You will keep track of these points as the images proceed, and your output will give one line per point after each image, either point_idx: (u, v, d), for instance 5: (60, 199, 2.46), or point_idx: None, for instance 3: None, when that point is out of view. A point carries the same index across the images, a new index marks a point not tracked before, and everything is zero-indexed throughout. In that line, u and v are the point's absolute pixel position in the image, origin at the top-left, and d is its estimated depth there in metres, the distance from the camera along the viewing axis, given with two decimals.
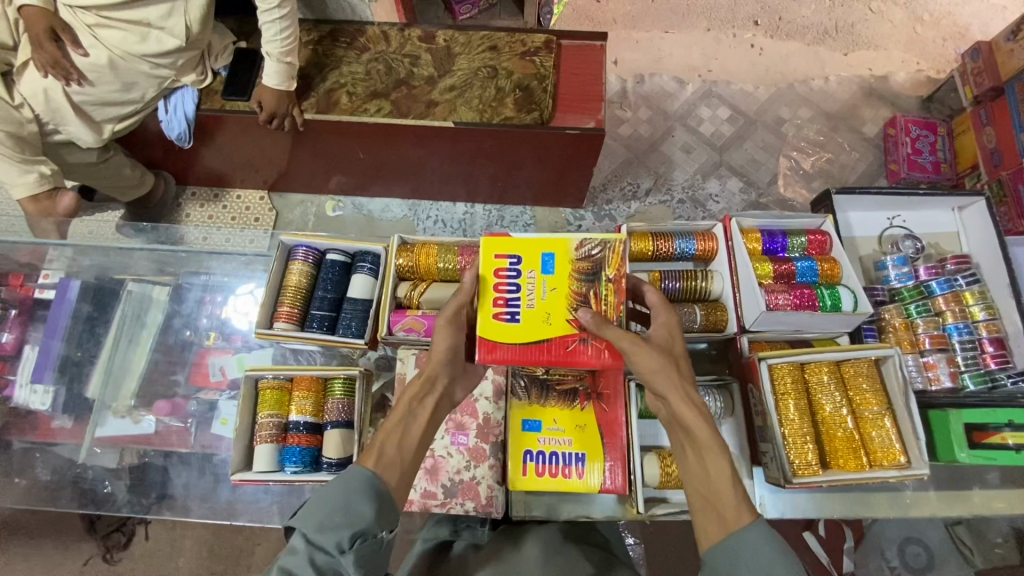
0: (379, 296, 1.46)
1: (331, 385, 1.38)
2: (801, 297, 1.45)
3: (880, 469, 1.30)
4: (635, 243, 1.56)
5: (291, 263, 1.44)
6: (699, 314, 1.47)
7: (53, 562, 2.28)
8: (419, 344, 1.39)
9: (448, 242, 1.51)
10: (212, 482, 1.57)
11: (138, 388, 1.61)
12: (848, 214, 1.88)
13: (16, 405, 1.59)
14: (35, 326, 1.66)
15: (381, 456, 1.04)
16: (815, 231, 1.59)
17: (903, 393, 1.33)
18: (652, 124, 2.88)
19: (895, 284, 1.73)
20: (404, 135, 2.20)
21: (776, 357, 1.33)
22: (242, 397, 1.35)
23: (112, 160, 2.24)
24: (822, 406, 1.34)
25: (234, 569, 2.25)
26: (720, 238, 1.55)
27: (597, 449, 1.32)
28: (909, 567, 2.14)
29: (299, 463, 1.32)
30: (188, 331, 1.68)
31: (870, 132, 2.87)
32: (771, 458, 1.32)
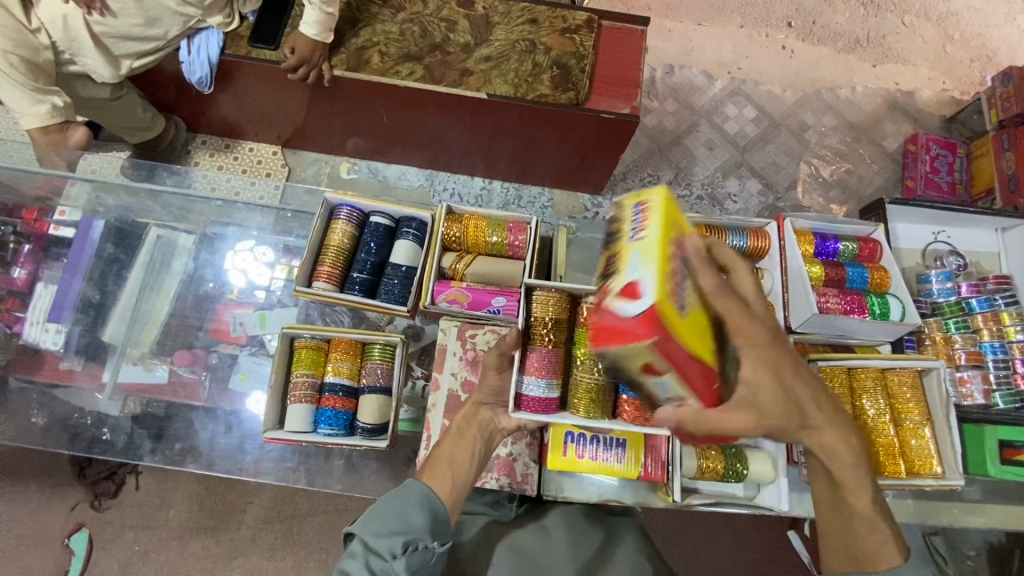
0: (422, 265, 1.43)
1: (370, 350, 1.36)
2: (851, 302, 1.47)
3: (917, 477, 1.32)
4: (689, 234, 1.56)
5: (335, 222, 1.40)
6: None
7: (39, 505, 2.24)
8: (462, 316, 1.37)
9: (497, 215, 1.47)
10: (239, 441, 1.51)
11: (159, 336, 1.57)
12: (894, 225, 1.89)
13: (26, 343, 1.54)
14: (50, 263, 1.60)
15: (433, 473, 1.14)
16: (866, 239, 1.60)
17: (944, 407, 1.36)
18: (677, 117, 2.86)
19: (936, 298, 1.75)
20: (430, 103, 2.15)
21: (824, 360, 1.36)
22: (278, 354, 1.32)
23: (125, 99, 2.15)
24: (865, 411, 1.35)
25: (225, 525, 2.25)
26: (773, 236, 1.55)
27: (639, 437, 1.35)
28: None
29: (333, 426, 1.30)
30: (211, 282, 1.63)
31: (890, 147, 2.89)
32: None
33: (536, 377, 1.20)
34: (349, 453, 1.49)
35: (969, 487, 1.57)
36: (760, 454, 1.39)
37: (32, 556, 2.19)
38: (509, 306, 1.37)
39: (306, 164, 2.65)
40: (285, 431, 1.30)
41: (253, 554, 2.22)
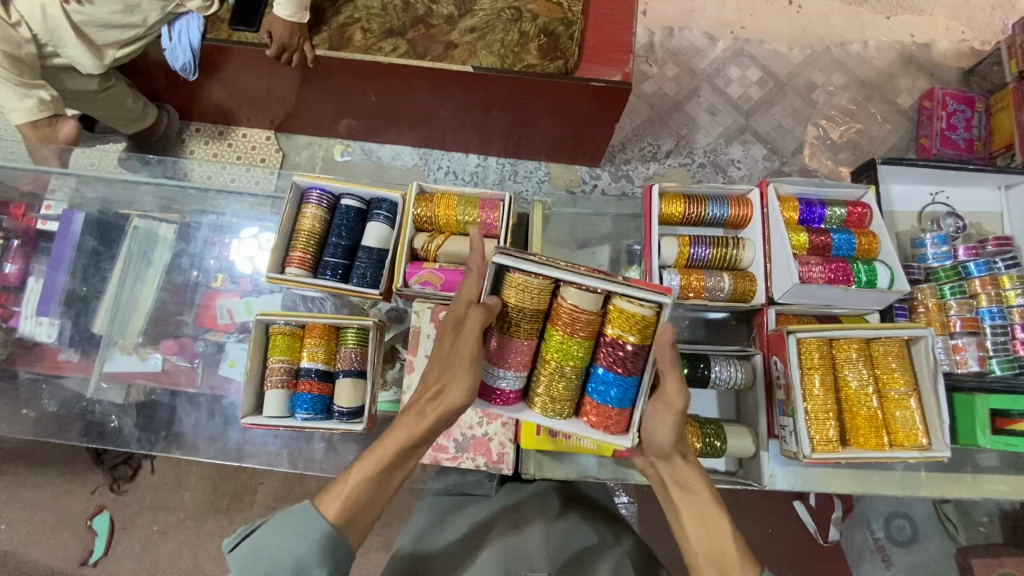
0: (394, 247, 1.42)
1: (344, 333, 1.35)
2: (836, 271, 1.41)
3: (900, 449, 1.29)
4: (666, 205, 1.50)
5: (305, 207, 1.39)
6: (727, 282, 1.44)
7: (62, 489, 2.38)
8: (436, 298, 1.35)
9: (470, 193, 1.45)
10: (221, 424, 1.55)
11: (146, 326, 1.59)
12: (889, 187, 1.81)
13: (22, 336, 1.58)
14: (39, 258, 1.62)
15: (347, 509, 1.01)
16: (855, 204, 1.53)
17: (932, 374, 1.31)
18: (677, 82, 2.75)
19: (931, 263, 1.68)
20: (419, 79, 2.10)
21: (806, 331, 1.30)
22: (253, 341, 1.33)
23: (114, 89, 2.15)
24: (847, 383, 1.32)
25: (238, 504, 2.37)
26: (756, 205, 1.49)
27: None
28: (893, 539, 2.31)
29: (310, 410, 1.31)
30: (195, 271, 1.64)
31: (904, 104, 2.74)
32: (791, 433, 1.31)
33: (510, 372, 1.14)
34: (330, 436, 1.52)
35: (983, 454, 1.51)
36: (740, 430, 1.42)
37: (58, 537, 2.35)
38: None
39: (297, 149, 2.63)
40: (263, 416, 1.32)
41: None
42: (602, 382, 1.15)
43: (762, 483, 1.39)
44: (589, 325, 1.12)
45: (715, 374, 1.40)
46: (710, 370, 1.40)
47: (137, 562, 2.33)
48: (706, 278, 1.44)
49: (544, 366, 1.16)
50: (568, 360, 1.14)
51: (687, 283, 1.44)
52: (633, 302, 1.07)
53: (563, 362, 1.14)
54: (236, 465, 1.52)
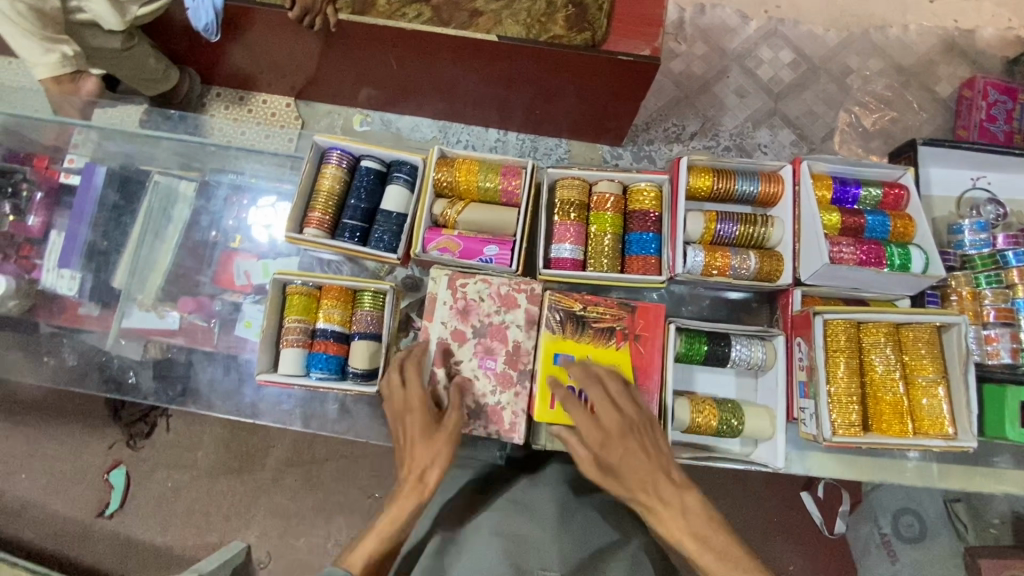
0: (414, 212, 1.40)
1: (360, 297, 1.35)
2: (868, 253, 1.37)
3: (924, 437, 1.27)
4: (694, 179, 1.44)
5: (325, 166, 1.38)
6: (753, 261, 1.39)
7: (82, 443, 2.46)
8: (453, 265, 1.35)
9: (492, 160, 1.43)
10: (237, 382, 1.56)
11: (164, 283, 1.61)
12: (928, 170, 1.76)
13: (44, 288, 1.60)
14: (61, 211, 1.64)
15: (372, 565, 1.14)
16: (892, 185, 1.48)
17: (963, 362, 1.28)
18: (706, 62, 2.67)
19: (969, 250, 1.61)
20: (439, 49, 2.06)
21: (832, 312, 1.28)
22: (269, 300, 1.33)
23: (136, 49, 2.15)
24: (873, 366, 1.30)
25: (249, 466, 2.44)
26: (788, 181, 1.44)
27: (631, 392, 1.30)
28: (900, 535, 2.33)
29: (325, 370, 1.32)
30: (213, 231, 1.65)
31: (942, 93, 2.64)
32: (811, 416, 1.29)
33: (563, 243, 1.37)
34: (341, 401, 1.52)
35: (1003, 453, 1.48)
36: (758, 410, 1.36)
37: (76, 488, 2.43)
38: (501, 254, 1.34)
39: (317, 117, 2.62)
40: (277, 373, 1.33)
41: (276, 493, 2.42)
42: (634, 242, 1.40)
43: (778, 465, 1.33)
44: (618, 203, 1.41)
45: (735, 354, 1.37)
46: (730, 349, 1.37)
47: (152, 517, 2.41)
48: (732, 256, 1.39)
49: (590, 238, 1.39)
50: (607, 226, 1.38)
51: (711, 261, 1.39)
52: (645, 177, 1.42)
53: (605, 229, 1.39)
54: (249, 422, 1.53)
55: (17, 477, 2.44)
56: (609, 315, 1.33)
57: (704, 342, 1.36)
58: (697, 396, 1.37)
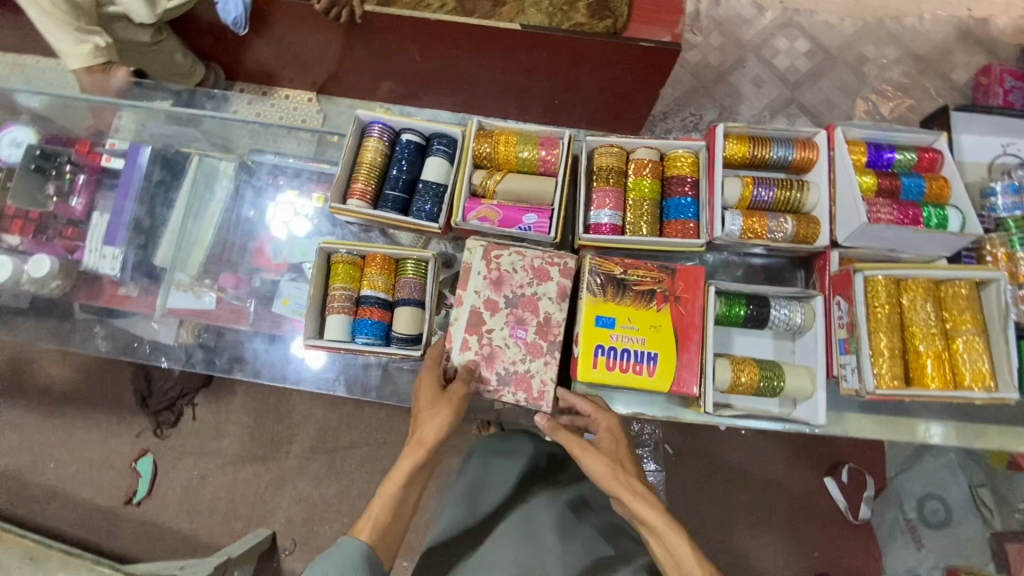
0: (453, 182, 1.43)
1: (404, 265, 1.38)
2: (905, 213, 1.37)
3: (966, 389, 1.28)
4: (731, 145, 1.45)
5: (368, 139, 1.41)
6: (790, 225, 1.39)
7: (110, 431, 2.51)
8: (493, 234, 1.37)
9: (529, 131, 1.45)
10: (284, 351, 1.62)
11: (206, 258, 1.65)
12: (959, 137, 1.76)
13: (85, 269, 1.63)
14: (103, 193, 1.68)
15: (378, 529, 1.08)
16: (926, 149, 1.48)
17: (1002, 317, 1.30)
18: (722, 52, 2.70)
19: (1001, 214, 1.57)
20: (462, 41, 2.09)
21: (872, 269, 1.31)
22: (316, 269, 1.36)
23: (165, 43, 2.21)
24: (913, 322, 1.32)
25: (274, 453, 2.47)
26: (823, 148, 1.45)
27: (672, 351, 1.31)
28: (926, 520, 2.33)
29: (371, 335, 1.34)
30: (252, 210, 1.68)
31: (959, 80, 2.64)
32: (852, 371, 1.32)
33: (602, 209, 1.39)
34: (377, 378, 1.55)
35: None
36: (799, 369, 1.36)
37: (105, 476, 2.47)
38: (540, 223, 1.35)
39: (339, 111, 2.67)
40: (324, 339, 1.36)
41: (301, 480, 2.45)
42: (672, 207, 1.42)
43: (818, 422, 1.32)
44: (655, 170, 1.43)
45: (774, 315, 1.37)
46: (769, 311, 1.37)
47: (179, 504, 2.45)
48: (768, 220, 1.39)
49: (628, 204, 1.41)
50: (644, 192, 1.41)
51: (748, 225, 1.39)
52: (683, 144, 1.44)
53: (642, 197, 1.41)
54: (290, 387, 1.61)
55: (46, 465, 2.48)
56: (649, 278, 1.35)
57: (742, 305, 1.37)
58: (737, 356, 1.37)
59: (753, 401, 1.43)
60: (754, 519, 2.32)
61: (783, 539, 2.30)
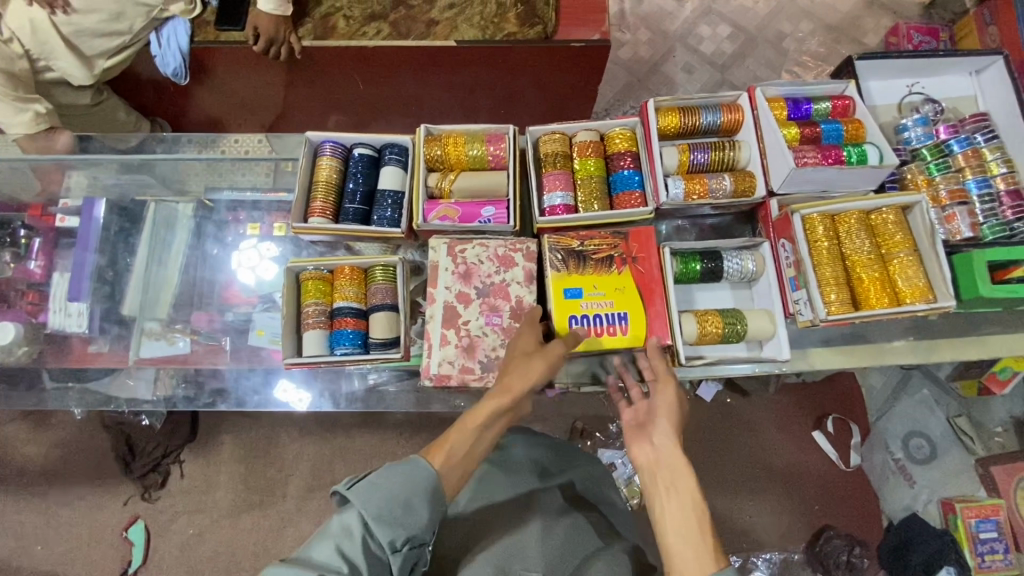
0: (410, 188, 1.48)
1: (373, 272, 1.41)
2: (829, 155, 1.48)
3: (909, 305, 1.37)
4: (662, 118, 1.55)
5: (321, 158, 1.45)
6: (728, 181, 1.49)
7: (96, 503, 2.42)
8: (452, 232, 1.40)
9: (473, 131, 1.50)
10: (262, 378, 1.63)
11: (175, 297, 1.64)
12: (869, 84, 1.88)
13: (51, 331, 1.61)
14: (62, 252, 1.66)
15: (452, 459, 1.02)
16: (839, 97, 1.60)
17: (931, 236, 1.41)
18: (652, 46, 2.84)
19: (915, 145, 1.71)
20: (405, 65, 2.17)
21: (807, 208, 1.41)
22: (286, 287, 1.37)
23: (107, 103, 2.22)
24: (851, 251, 1.41)
25: (270, 498, 2.42)
26: (746, 108, 1.55)
27: (639, 308, 1.37)
28: (913, 458, 2.41)
29: (351, 345, 1.35)
30: (215, 247, 1.69)
31: (871, 43, 2.83)
32: (804, 304, 1.39)
33: (554, 191, 1.44)
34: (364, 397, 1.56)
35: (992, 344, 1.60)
36: (758, 312, 1.45)
37: (95, 552, 2.37)
38: (499, 214, 1.40)
39: None
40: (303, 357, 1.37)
41: (301, 521, 2.40)
42: (619, 180, 1.48)
43: (785, 358, 1.41)
44: (597, 149, 1.50)
45: (728, 267, 1.45)
46: (723, 264, 1.45)
47: (177, 567, 2.36)
48: (708, 180, 1.49)
49: (578, 184, 1.47)
50: (591, 170, 1.47)
51: (691, 188, 1.48)
52: (618, 122, 1.52)
53: (589, 175, 1.47)
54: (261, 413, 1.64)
55: (31, 549, 2.37)
56: (605, 246, 1.41)
57: (697, 261, 1.45)
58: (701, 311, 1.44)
59: (721, 350, 1.50)
60: (752, 483, 2.37)
61: (783, 497, 2.36)
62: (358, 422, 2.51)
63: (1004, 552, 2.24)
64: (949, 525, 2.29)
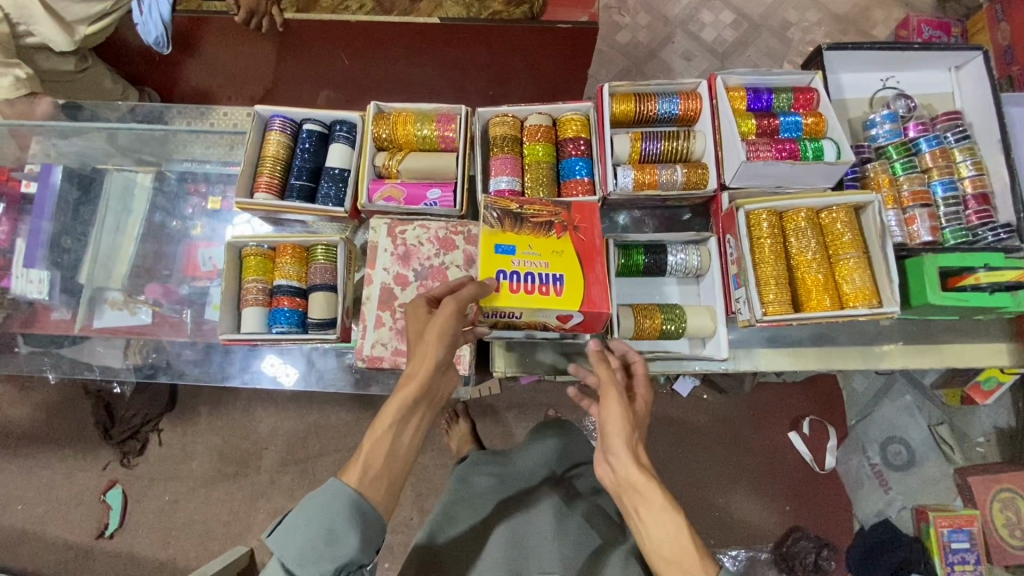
0: (356, 166, 1.51)
1: (314, 251, 1.45)
2: (784, 150, 1.45)
3: (852, 308, 1.35)
4: (617, 105, 1.53)
5: (269, 133, 1.50)
6: (679, 172, 1.48)
7: (75, 466, 2.47)
8: (396, 211, 1.44)
9: (425, 110, 1.54)
10: (203, 352, 1.66)
11: (128, 273, 1.67)
12: (839, 76, 1.83)
13: (15, 296, 1.62)
14: (25, 219, 1.67)
15: (369, 472, 0.99)
16: (803, 89, 1.56)
17: (881, 237, 1.38)
18: (651, 31, 2.75)
19: (882, 142, 1.68)
20: (391, 46, 2.12)
21: (752, 204, 1.39)
22: (227, 263, 1.43)
23: (90, 70, 2.21)
24: (797, 250, 1.39)
25: (244, 470, 2.46)
26: (705, 98, 1.53)
27: (576, 271, 1.30)
28: (890, 464, 2.37)
29: (288, 324, 1.41)
30: (174, 220, 1.71)
31: (880, 35, 2.72)
32: (744, 302, 1.38)
33: (500, 176, 1.45)
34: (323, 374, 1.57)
35: (960, 354, 1.57)
36: (698, 310, 1.44)
37: (74, 513, 2.43)
38: (444, 197, 1.43)
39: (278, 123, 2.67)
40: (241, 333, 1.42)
41: (274, 495, 2.43)
42: (568, 167, 1.49)
43: (722, 356, 1.41)
44: (548, 134, 1.50)
45: (671, 261, 1.46)
46: (666, 257, 1.46)
47: (151, 532, 2.42)
48: (659, 171, 1.48)
49: (526, 169, 1.48)
50: (538, 156, 1.48)
51: (640, 177, 1.47)
52: (571, 107, 1.52)
53: (536, 161, 1.48)
54: (221, 386, 1.65)
55: (13, 507, 2.44)
56: (544, 212, 1.36)
57: (641, 253, 1.45)
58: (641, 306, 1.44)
59: (663, 345, 1.50)
60: (724, 479, 2.36)
61: (753, 496, 2.34)
62: (334, 400, 2.52)
63: (975, 563, 2.20)
64: (920, 533, 2.26)
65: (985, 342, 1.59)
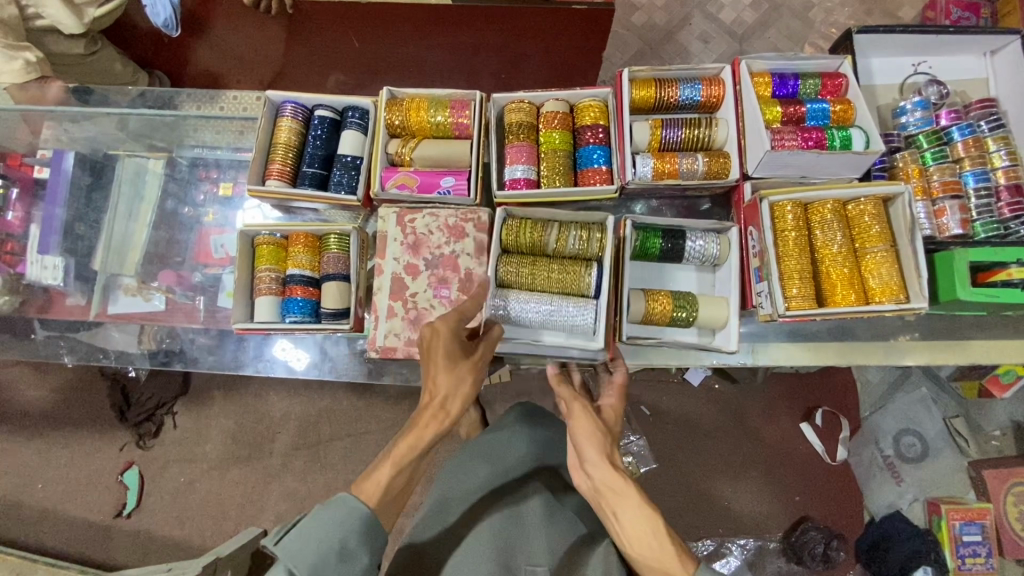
0: (370, 153, 1.50)
1: (327, 240, 1.44)
2: (809, 138, 1.42)
3: (877, 304, 1.32)
4: (637, 91, 1.49)
5: (281, 120, 1.48)
6: (701, 161, 1.44)
7: (92, 448, 2.52)
8: (409, 200, 1.42)
9: (440, 96, 1.51)
10: (216, 339, 1.65)
11: (141, 260, 1.68)
12: (868, 60, 1.76)
13: (30, 282, 1.64)
14: (37, 203, 1.69)
15: (389, 495, 1.02)
16: (830, 75, 1.51)
17: (909, 230, 1.34)
18: (667, 12, 2.68)
19: (911, 130, 1.63)
20: (402, 30, 2.07)
21: (777, 195, 1.35)
22: (239, 252, 1.42)
23: (101, 53, 2.17)
24: (822, 243, 1.36)
25: (257, 453, 2.49)
26: (728, 83, 1.49)
27: None
28: (903, 456, 2.35)
29: (301, 314, 1.41)
30: (186, 207, 1.71)
31: (906, 17, 2.63)
32: (765, 296, 1.36)
33: (516, 165, 1.43)
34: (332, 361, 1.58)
35: (982, 348, 1.54)
36: (714, 300, 1.44)
37: (91, 493, 2.49)
38: (457, 185, 1.41)
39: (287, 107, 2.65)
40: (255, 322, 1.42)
41: (287, 477, 2.47)
42: (585, 155, 1.46)
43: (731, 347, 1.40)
44: (566, 122, 1.48)
45: (689, 248, 1.44)
46: (685, 244, 1.44)
47: (167, 513, 2.47)
48: (680, 160, 1.44)
49: (542, 158, 1.46)
50: (555, 144, 1.45)
51: (660, 166, 1.44)
52: (589, 93, 1.49)
53: (553, 149, 1.45)
54: (233, 373, 1.65)
55: (33, 487, 2.50)
56: None
57: (658, 238, 1.43)
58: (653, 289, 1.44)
59: (674, 334, 1.50)
60: (733, 469, 2.35)
61: (762, 486, 2.33)
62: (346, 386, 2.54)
63: (987, 555, 2.21)
64: (932, 526, 2.26)
65: (1006, 336, 1.55)
